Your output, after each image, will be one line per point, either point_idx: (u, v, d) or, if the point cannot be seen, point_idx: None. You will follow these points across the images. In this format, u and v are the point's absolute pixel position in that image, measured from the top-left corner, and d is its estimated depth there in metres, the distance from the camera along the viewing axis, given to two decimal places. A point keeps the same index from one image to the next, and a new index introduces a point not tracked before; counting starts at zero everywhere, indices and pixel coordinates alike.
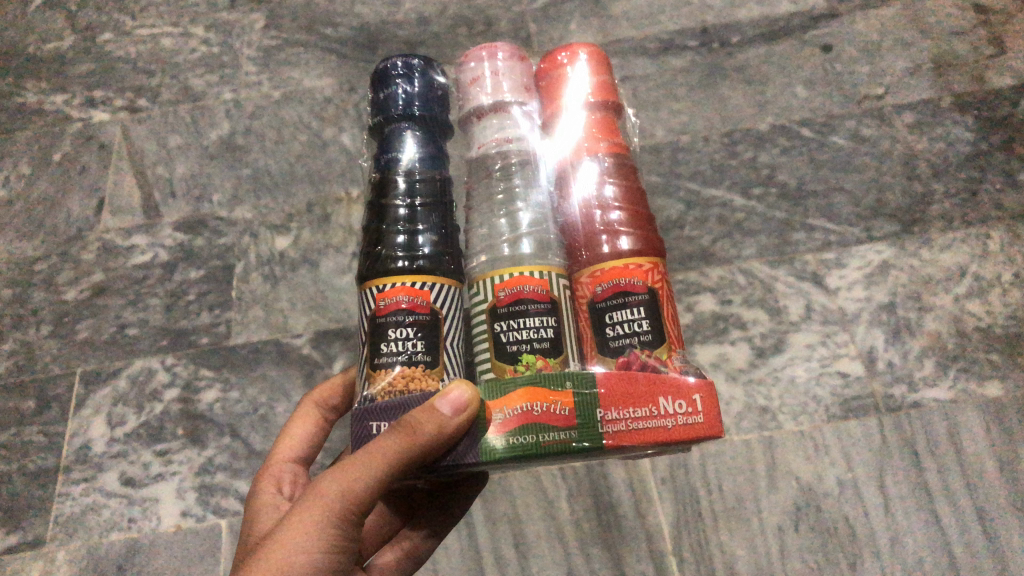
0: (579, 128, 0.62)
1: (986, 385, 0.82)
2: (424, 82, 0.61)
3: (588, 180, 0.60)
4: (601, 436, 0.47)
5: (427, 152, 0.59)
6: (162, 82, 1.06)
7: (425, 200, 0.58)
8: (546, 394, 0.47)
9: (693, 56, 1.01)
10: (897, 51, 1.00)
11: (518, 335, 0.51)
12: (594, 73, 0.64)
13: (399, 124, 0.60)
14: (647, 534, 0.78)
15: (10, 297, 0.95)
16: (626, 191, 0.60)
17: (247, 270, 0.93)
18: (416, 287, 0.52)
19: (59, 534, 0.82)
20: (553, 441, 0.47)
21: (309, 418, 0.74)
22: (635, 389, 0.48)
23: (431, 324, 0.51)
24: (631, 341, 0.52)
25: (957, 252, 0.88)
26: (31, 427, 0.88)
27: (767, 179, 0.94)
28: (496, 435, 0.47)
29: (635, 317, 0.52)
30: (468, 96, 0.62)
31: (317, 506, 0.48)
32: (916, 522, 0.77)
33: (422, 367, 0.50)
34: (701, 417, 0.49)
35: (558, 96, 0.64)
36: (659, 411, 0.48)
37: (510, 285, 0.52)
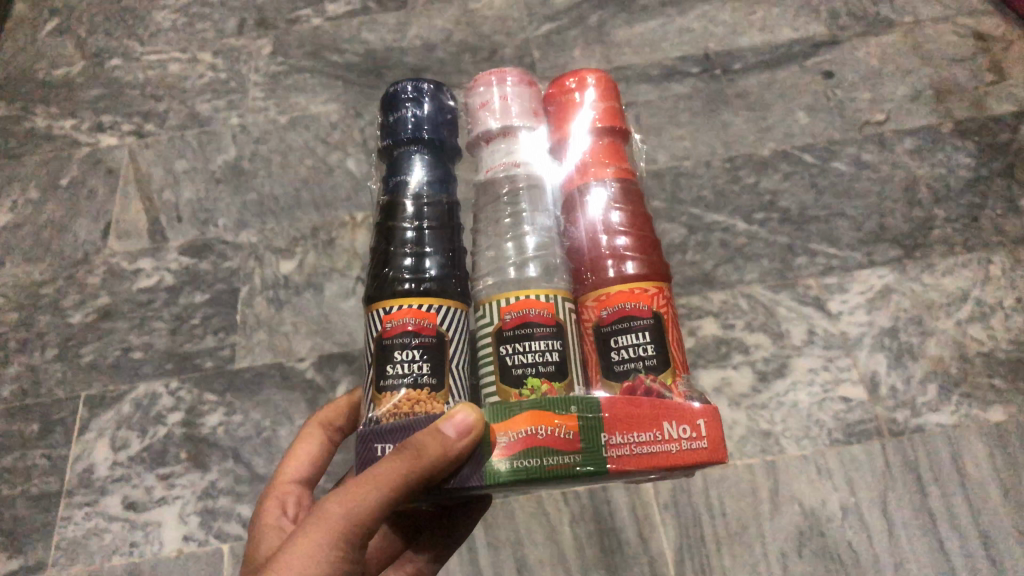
0: (586, 153, 0.62)
1: (989, 410, 0.82)
2: (433, 106, 0.62)
3: (595, 204, 0.60)
4: (605, 460, 0.47)
5: (435, 176, 0.60)
6: (169, 107, 1.08)
7: (431, 222, 0.59)
8: (550, 417, 0.47)
9: (696, 82, 1.02)
10: (898, 78, 1.01)
11: (523, 358, 0.51)
12: (600, 98, 0.65)
13: (408, 147, 0.60)
14: (650, 558, 0.78)
15: (15, 320, 0.96)
16: (633, 214, 0.60)
17: (252, 294, 0.94)
18: (423, 309, 0.52)
19: (61, 558, 0.82)
20: (556, 465, 0.47)
21: (314, 439, 0.74)
22: (639, 414, 0.48)
23: (437, 347, 0.52)
24: (637, 366, 0.52)
25: (959, 277, 0.89)
26: (35, 450, 0.88)
27: (769, 204, 0.94)
28: (501, 458, 0.47)
29: (640, 341, 0.53)
30: (477, 119, 0.63)
31: (321, 527, 0.48)
32: (920, 548, 0.77)
33: (427, 390, 0.51)
34: (705, 442, 0.49)
35: (564, 121, 0.64)
36: (664, 435, 0.48)
37: (516, 307, 0.52)
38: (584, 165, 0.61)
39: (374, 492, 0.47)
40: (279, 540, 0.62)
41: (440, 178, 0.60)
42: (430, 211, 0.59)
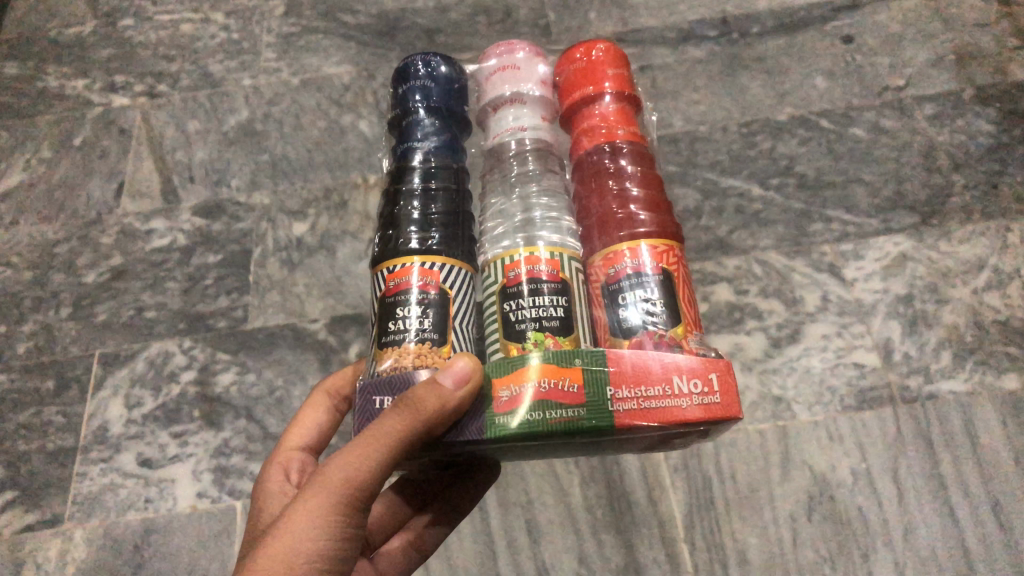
0: (595, 118, 0.62)
1: (1004, 377, 0.81)
2: (444, 80, 0.64)
3: (604, 165, 0.60)
4: (612, 413, 0.47)
5: (441, 141, 0.60)
6: (182, 68, 1.07)
7: (441, 185, 0.59)
8: (554, 369, 0.47)
9: (713, 46, 1.01)
10: (919, 43, 0.99)
11: (527, 313, 0.51)
12: (608, 63, 0.64)
13: (417, 115, 0.62)
14: (660, 521, 0.78)
15: (30, 279, 0.96)
16: (642, 176, 0.59)
17: (265, 255, 0.94)
18: (428, 267, 0.52)
19: (77, 513, 0.83)
20: (560, 418, 0.46)
21: (320, 406, 0.73)
22: (647, 369, 0.48)
23: (440, 303, 0.51)
24: (646, 320, 0.51)
25: (977, 245, 0.88)
26: (51, 408, 0.89)
27: (785, 169, 0.93)
28: (506, 411, 0.47)
29: (650, 296, 0.52)
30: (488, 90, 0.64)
31: (319, 492, 0.47)
32: (932, 514, 0.76)
33: (430, 344, 0.50)
34: (717, 397, 0.48)
35: (576, 89, 0.63)
36: (672, 390, 0.48)
37: (522, 264, 0.52)
38: (593, 131, 0.61)
39: (377, 452, 0.47)
40: (280, 505, 0.62)
41: (449, 142, 0.61)
42: (438, 174, 0.59)
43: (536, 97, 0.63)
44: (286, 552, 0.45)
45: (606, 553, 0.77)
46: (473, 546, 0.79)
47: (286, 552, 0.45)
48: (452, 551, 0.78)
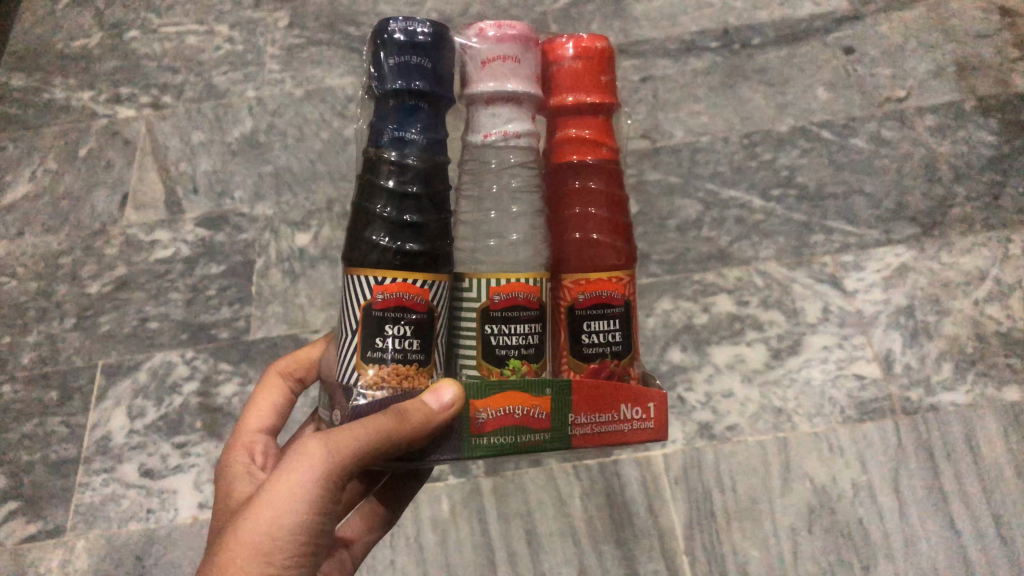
0: (571, 140, 0.48)
1: (1005, 389, 0.82)
2: (430, 49, 0.45)
3: (571, 200, 0.49)
4: (568, 438, 0.44)
5: (425, 138, 0.45)
6: (186, 80, 1.06)
7: (419, 191, 0.45)
8: (526, 397, 0.43)
9: (714, 58, 0.98)
10: (921, 53, 0.98)
11: (509, 339, 0.45)
12: (595, 68, 0.48)
13: (392, 103, 0.45)
14: (659, 532, 0.79)
15: (34, 289, 0.96)
16: (606, 199, 0.49)
17: (267, 266, 0.94)
18: (413, 283, 0.43)
19: (80, 523, 0.84)
20: (527, 443, 0.43)
21: (277, 391, 0.70)
22: (601, 394, 0.45)
23: (427, 325, 0.44)
24: (604, 351, 0.47)
25: (978, 256, 0.88)
26: (54, 418, 0.89)
27: (787, 180, 0.93)
28: (474, 434, 0.43)
29: (611, 327, 0.47)
30: (473, 65, 0.47)
31: (295, 470, 0.44)
32: (932, 526, 0.78)
33: (416, 366, 0.44)
34: (653, 424, 0.46)
35: (560, 88, 0.48)
36: (618, 417, 0.45)
37: (507, 289, 0.45)
38: (566, 142, 0.48)
39: (349, 451, 0.43)
40: (250, 488, 0.58)
41: (433, 138, 0.46)
42: (416, 177, 0.45)
43: (534, 94, 0.47)
44: (268, 529, 0.44)
45: (606, 564, 0.78)
46: (472, 558, 0.78)
47: (268, 527, 0.44)
48: (451, 561, 0.78)
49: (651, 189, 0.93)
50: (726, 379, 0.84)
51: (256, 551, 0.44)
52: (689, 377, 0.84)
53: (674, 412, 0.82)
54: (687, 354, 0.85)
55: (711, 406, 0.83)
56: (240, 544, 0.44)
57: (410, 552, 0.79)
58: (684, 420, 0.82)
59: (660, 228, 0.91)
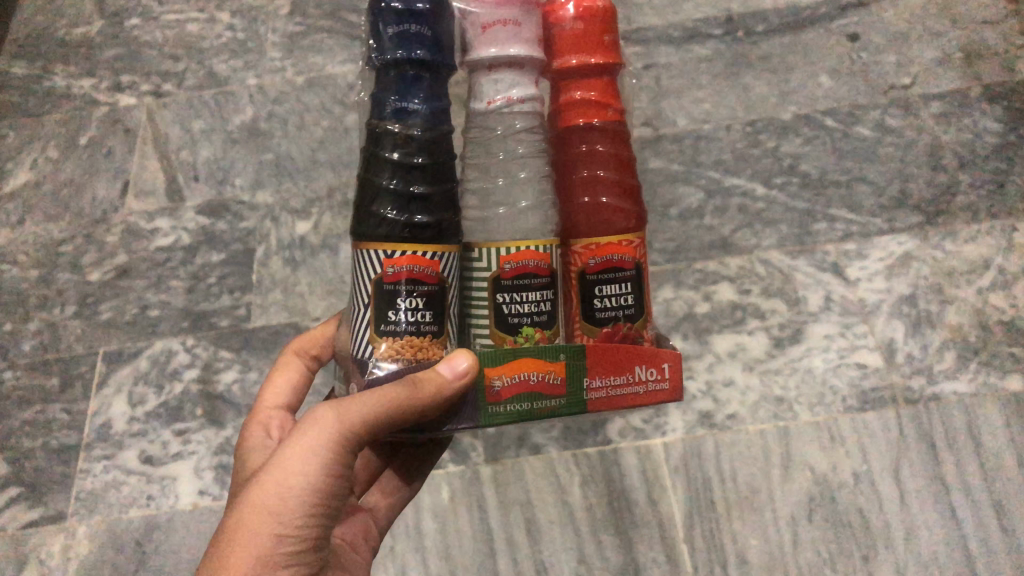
0: (576, 101, 0.47)
1: (1008, 378, 0.82)
2: (429, 17, 0.44)
3: (578, 161, 0.48)
4: (584, 401, 0.44)
5: (429, 108, 0.44)
6: (187, 67, 1.05)
7: (425, 162, 0.44)
8: (541, 363, 0.42)
9: (717, 46, 0.97)
10: (926, 41, 0.97)
11: (521, 307, 0.45)
12: (598, 30, 0.47)
13: (390, 73, 0.44)
14: (659, 521, 0.78)
15: (35, 277, 0.96)
16: (611, 163, 0.48)
17: (268, 253, 0.94)
18: (425, 255, 0.43)
19: (80, 509, 0.85)
20: (544, 409, 0.43)
21: (292, 368, 0.70)
22: (615, 356, 0.44)
23: (440, 295, 0.43)
24: (616, 315, 0.46)
25: (982, 244, 0.88)
26: (55, 406, 0.89)
27: (790, 168, 0.92)
28: (492, 402, 0.42)
29: (623, 291, 0.46)
30: (473, 31, 0.45)
31: (307, 437, 0.45)
32: (932, 515, 0.78)
33: (430, 337, 0.44)
34: (667, 384, 0.46)
35: (561, 51, 0.47)
36: (634, 378, 0.45)
37: (517, 256, 0.44)
38: (570, 106, 0.47)
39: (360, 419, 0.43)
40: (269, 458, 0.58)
41: (436, 107, 0.44)
42: (422, 148, 0.44)
43: (535, 57, 0.46)
44: (280, 492, 0.44)
45: (605, 553, 0.78)
46: (472, 545, 0.78)
47: (280, 490, 0.44)
48: (451, 548, 0.78)
49: (653, 178, 0.92)
50: (727, 368, 0.83)
51: (266, 519, 0.44)
52: (690, 366, 0.84)
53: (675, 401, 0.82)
54: (688, 343, 0.85)
55: (712, 395, 0.82)
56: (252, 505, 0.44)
57: (410, 539, 0.79)
58: (684, 409, 0.82)
59: (662, 217, 0.91)
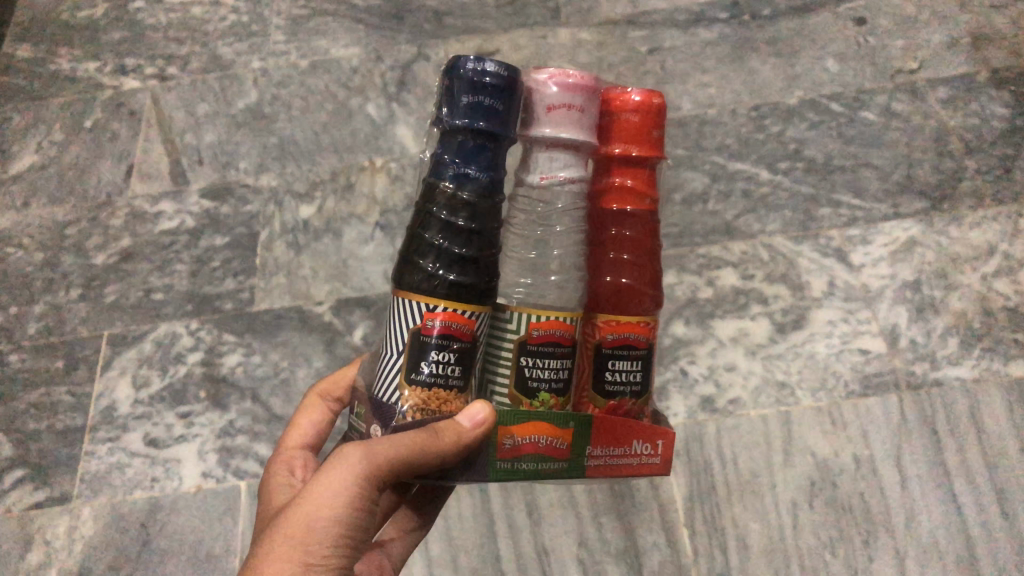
0: (618, 188, 0.46)
1: (1011, 364, 0.81)
2: (503, 90, 0.41)
3: (606, 243, 0.47)
4: (583, 467, 0.44)
5: (487, 179, 0.41)
6: (191, 51, 1.06)
7: (474, 225, 0.42)
8: (552, 427, 0.41)
9: (723, 29, 0.99)
10: (934, 25, 0.97)
11: (542, 372, 0.43)
12: (651, 123, 0.45)
13: (455, 138, 0.41)
14: (660, 505, 0.78)
15: (40, 260, 0.97)
16: (643, 250, 0.46)
17: (271, 237, 0.94)
18: (465, 311, 0.41)
19: (85, 490, 0.85)
20: (547, 471, 0.42)
21: (317, 411, 0.68)
22: (620, 427, 0.44)
23: (471, 352, 0.41)
24: (625, 391, 0.45)
25: (987, 230, 0.87)
26: (60, 387, 0.90)
27: (794, 153, 0.92)
28: (499, 459, 0.42)
29: (634, 368, 0.45)
30: (538, 106, 0.43)
31: (333, 476, 0.42)
32: (933, 501, 0.78)
33: (455, 392, 0.41)
34: (658, 458, 0.47)
35: (612, 137, 0.45)
36: (630, 450, 0.45)
37: (545, 324, 0.43)
38: (609, 190, 0.46)
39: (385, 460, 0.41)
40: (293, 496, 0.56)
41: (495, 179, 0.42)
42: (472, 210, 0.41)
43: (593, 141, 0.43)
44: (306, 528, 0.42)
45: (605, 536, 0.78)
46: (474, 529, 0.79)
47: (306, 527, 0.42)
48: (452, 532, 0.78)
49: None
50: (730, 353, 0.83)
51: (294, 553, 0.42)
52: (692, 351, 0.84)
53: (677, 386, 0.82)
54: (691, 327, 0.85)
55: (713, 380, 0.82)
56: (278, 541, 0.42)
57: None
58: (686, 394, 0.82)
59: (666, 201, 0.90)
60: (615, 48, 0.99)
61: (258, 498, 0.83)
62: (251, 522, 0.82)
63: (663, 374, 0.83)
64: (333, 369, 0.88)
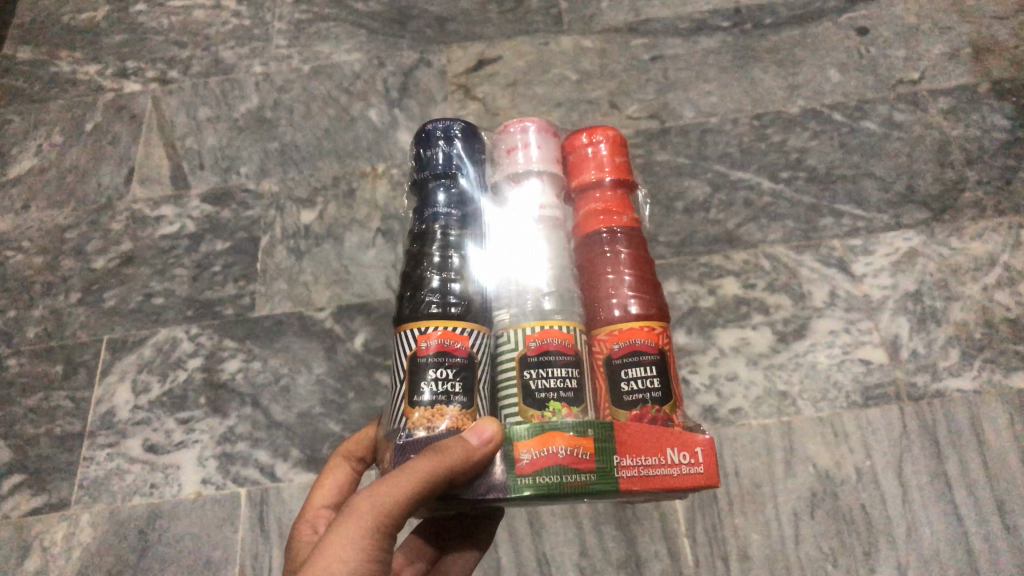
0: (594, 207, 0.59)
1: (1012, 376, 0.79)
2: (465, 146, 0.61)
3: (604, 261, 0.57)
4: (616, 479, 0.46)
5: (460, 212, 0.58)
6: (193, 54, 1.09)
7: (459, 248, 0.57)
8: (570, 437, 0.46)
9: (725, 37, 1.02)
10: (935, 36, 1.00)
11: (546, 383, 0.50)
12: (611, 154, 0.60)
13: (436, 183, 0.59)
14: (661, 515, 0.76)
15: (40, 264, 0.96)
16: (633, 258, 0.57)
17: (273, 243, 0.94)
18: (454, 330, 0.50)
19: (83, 497, 0.81)
20: (576, 483, 0.45)
21: (340, 472, 0.68)
22: (646, 438, 0.48)
23: (468, 368, 0.50)
24: (644, 397, 0.51)
25: (988, 241, 0.87)
26: (59, 392, 0.88)
27: (795, 162, 0.94)
28: (521, 475, 0.46)
29: (648, 374, 0.51)
30: (504, 156, 0.61)
31: (349, 523, 0.45)
32: (935, 513, 0.74)
33: (459, 409, 0.49)
34: (702, 467, 0.49)
35: (582, 172, 0.60)
36: (666, 460, 0.48)
37: (539, 336, 0.51)
38: (593, 214, 0.59)
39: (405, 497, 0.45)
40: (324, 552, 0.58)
41: (468, 207, 0.58)
42: (457, 236, 0.57)
43: (553, 172, 0.60)
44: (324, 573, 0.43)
45: (606, 545, 0.75)
46: None
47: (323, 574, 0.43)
48: None
49: (658, 170, 0.94)
50: (732, 362, 0.82)
51: None
52: (694, 360, 0.83)
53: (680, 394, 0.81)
54: (693, 336, 0.84)
55: (715, 389, 0.81)
56: None
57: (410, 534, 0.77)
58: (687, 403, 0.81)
59: (669, 210, 0.91)
60: (616, 57, 1.02)
61: (258, 505, 0.79)
62: (252, 529, 0.78)
63: None
64: (331, 376, 0.85)
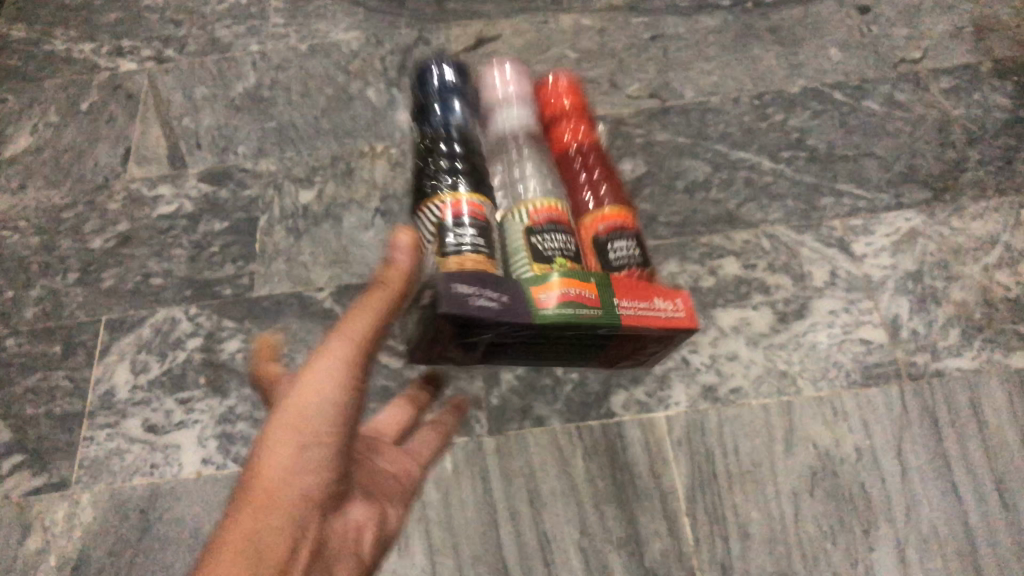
0: (563, 125, 0.81)
1: (1011, 355, 0.80)
2: (459, 80, 0.80)
3: (577, 170, 0.78)
4: (617, 316, 0.60)
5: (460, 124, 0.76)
6: (189, 33, 1.09)
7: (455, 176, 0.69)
8: (583, 282, 0.59)
9: (726, 16, 1.04)
10: (936, 16, 1.01)
11: (550, 245, 0.64)
12: (575, 92, 0.83)
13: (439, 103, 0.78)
14: (662, 494, 0.76)
15: (36, 244, 0.96)
16: (600, 167, 0.78)
17: (271, 223, 0.94)
18: (475, 201, 0.65)
19: (83, 477, 0.81)
20: (585, 316, 0.58)
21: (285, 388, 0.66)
22: (637, 289, 0.63)
23: (483, 230, 0.63)
24: (626, 262, 0.67)
25: (988, 221, 0.87)
26: (58, 372, 0.87)
27: (797, 142, 0.94)
28: (548, 306, 0.57)
29: (627, 246, 0.67)
30: (488, 90, 0.82)
31: (315, 367, 0.53)
32: (933, 491, 0.74)
33: (483, 257, 0.62)
34: (681, 313, 0.65)
35: (553, 101, 0.82)
36: (652, 304, 0.63)
37: (544, 211, 0.66)
38: (563, 134, 0.80)
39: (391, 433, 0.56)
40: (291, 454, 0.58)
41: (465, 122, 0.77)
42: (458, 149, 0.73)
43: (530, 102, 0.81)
44: (298, 410, 0.52)
45: (608, 524, 0.75)
46: (476, 518, 0.75)
47: (297, 411, 0.52)
48: (454, 521, 0.75)
49: (659, 149, 0.94)
50: (732, 342, 0.82)
51: (292, 430, 0.52)
52: (695, 340, 0.82)
53: (679, 374, 0.81)
54: (694, 316, 0.84)
55: (715, 368, 0.81)
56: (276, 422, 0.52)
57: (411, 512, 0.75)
58: (687, 382, 0.80)
59: (670, 189, 0.91)
60: (616, 35, 1.03)
61: None
62: None
63: (665, 364, 0.81)
64: None
